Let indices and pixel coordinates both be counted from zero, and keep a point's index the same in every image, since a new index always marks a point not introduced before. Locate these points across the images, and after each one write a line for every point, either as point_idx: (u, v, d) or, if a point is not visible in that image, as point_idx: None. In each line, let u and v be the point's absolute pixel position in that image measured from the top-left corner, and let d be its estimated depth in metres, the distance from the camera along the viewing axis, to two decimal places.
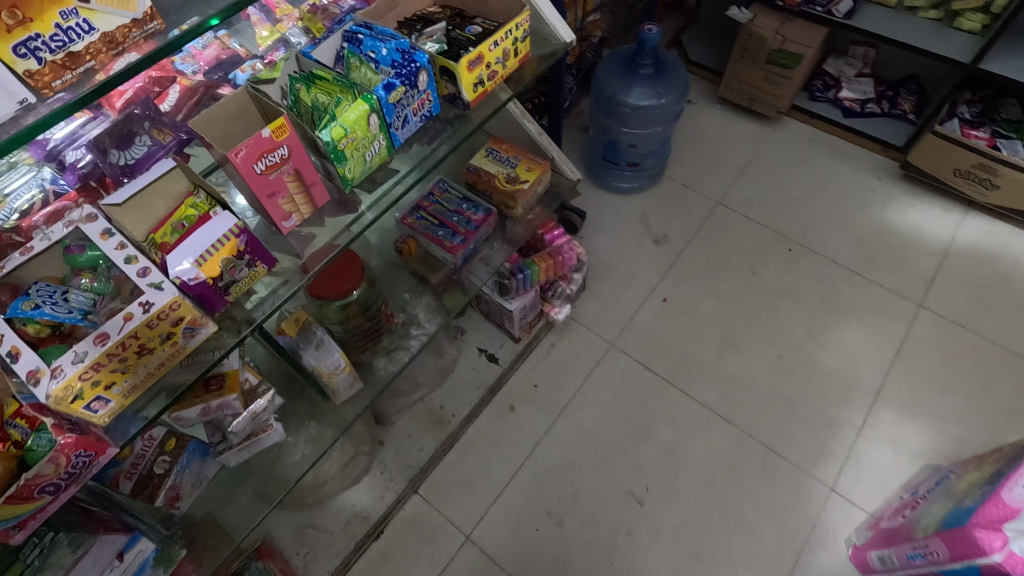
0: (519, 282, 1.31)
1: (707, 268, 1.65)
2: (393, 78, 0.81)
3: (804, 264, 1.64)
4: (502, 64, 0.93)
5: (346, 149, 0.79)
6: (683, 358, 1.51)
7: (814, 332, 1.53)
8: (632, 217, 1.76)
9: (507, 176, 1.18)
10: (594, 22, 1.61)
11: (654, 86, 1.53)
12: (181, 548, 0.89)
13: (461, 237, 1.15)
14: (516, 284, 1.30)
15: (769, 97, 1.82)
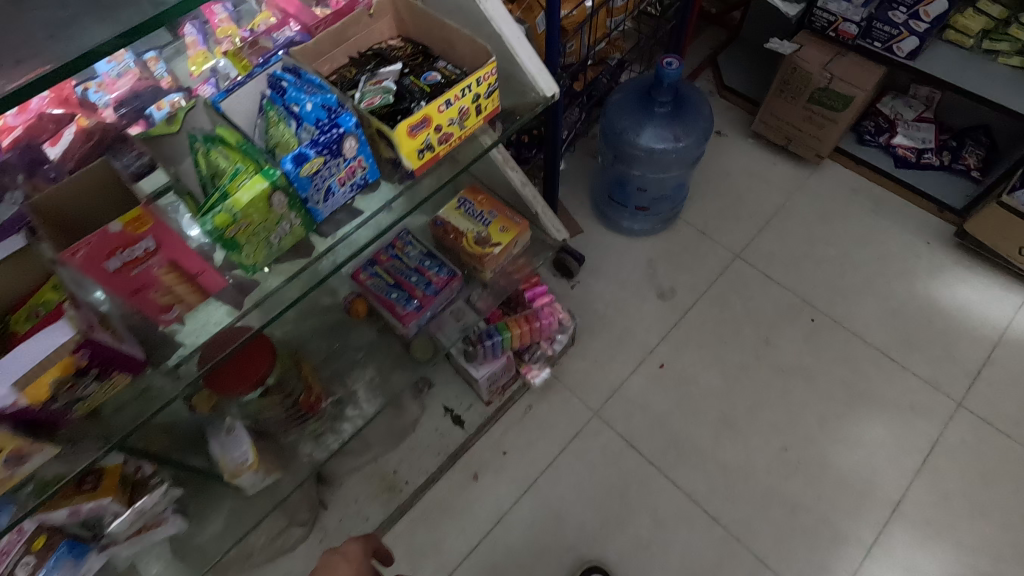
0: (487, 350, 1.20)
1: (715, 332, 1.46)
2: (306, 148, 0.65)
3: (826, 339, 1.44)
4: (459, 124, 0.76)
5: (237, 237, 0.64)
6: (673, 438, 1.34)
7: (828, 423, 1.34)
8: (636, 264, 1.57)
9: (476, 235, 1.04)
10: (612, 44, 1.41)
11: (671, 127, 1.33)
12: None
13: (417, 302, 1.01)
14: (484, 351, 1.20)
15: (809, 139, 1.60)
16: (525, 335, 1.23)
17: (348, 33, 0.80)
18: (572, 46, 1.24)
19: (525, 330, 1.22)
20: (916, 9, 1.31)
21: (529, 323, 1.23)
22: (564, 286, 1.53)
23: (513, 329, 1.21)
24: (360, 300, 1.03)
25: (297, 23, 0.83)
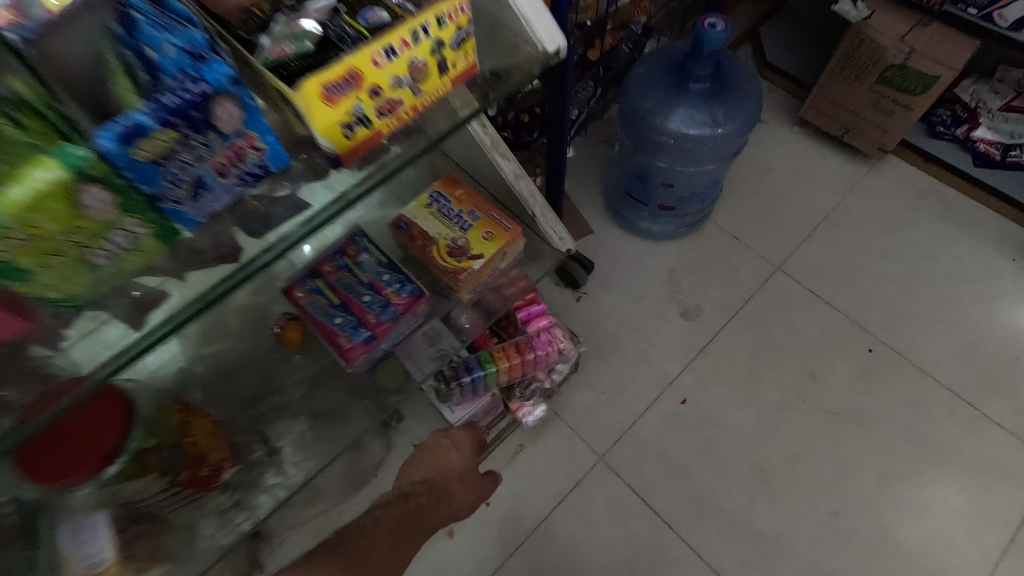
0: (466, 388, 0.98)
1: (750, 362, 1.20)
2: (141, 114, 0.40)
3: (887, 375, 1.18)
4: (411, 88, 0.51)
5: (18, 257, 0.42)
6: (696, 494, 1.09)
7: (889, 483, 1.08)
8: (656, 274, 1.31)
9: (450, 244, 0.77)
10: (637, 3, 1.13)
11: (708, 108, 1.06)
12: None
13: (367, 331, 0.76)
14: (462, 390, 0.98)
15: (872, 129, 1.32)
16: (514, 372, 1.01)
17: None
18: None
19: (515, 366, 1.00)
20: None
21: (520, 357, 1.01)
22: (568, 299, 1.27)
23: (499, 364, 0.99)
24: (294, 324, 0.80)
25: None
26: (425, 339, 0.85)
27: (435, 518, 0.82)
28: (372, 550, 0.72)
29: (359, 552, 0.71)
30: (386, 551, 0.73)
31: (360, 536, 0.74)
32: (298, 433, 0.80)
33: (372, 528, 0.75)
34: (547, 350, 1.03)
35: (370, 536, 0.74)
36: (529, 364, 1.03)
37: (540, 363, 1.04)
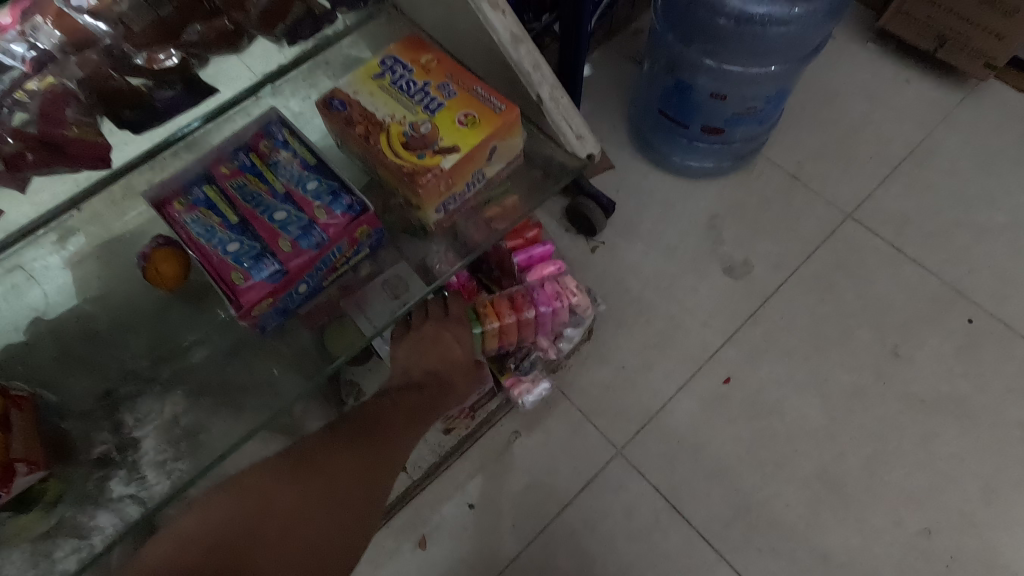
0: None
1: (814, 334, 0.93)
2: None
3: (993, 354, 0.91)
4: None
5: None
6: (743, 503, 0.83)
7: (1000, 495, 0.82)
8: (693, 219, 1.03)
9: (408, 131, 0.50)
10: None
11: None
12: None
13: (274, 264, 0.49)
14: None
15: (979, 37, 1.02)
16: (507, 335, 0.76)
17: None
18: None
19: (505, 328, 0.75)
20: None
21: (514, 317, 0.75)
22: (582, 249, 1.00)
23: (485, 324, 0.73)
24: (164, 253, 0.55)
25: None
26: (374, 284, 0.58)
27: (443, 409, 0.66)
28: (384, 438, 0.56)
29: (384, 428, 0.57)
30: (411, 434, 0.59)
31: (390, 405, 0.59)
32: (170, 419, 0.54)
33: (400, 404, 0.60)
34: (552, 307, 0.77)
35: (398, 411, 0.59)
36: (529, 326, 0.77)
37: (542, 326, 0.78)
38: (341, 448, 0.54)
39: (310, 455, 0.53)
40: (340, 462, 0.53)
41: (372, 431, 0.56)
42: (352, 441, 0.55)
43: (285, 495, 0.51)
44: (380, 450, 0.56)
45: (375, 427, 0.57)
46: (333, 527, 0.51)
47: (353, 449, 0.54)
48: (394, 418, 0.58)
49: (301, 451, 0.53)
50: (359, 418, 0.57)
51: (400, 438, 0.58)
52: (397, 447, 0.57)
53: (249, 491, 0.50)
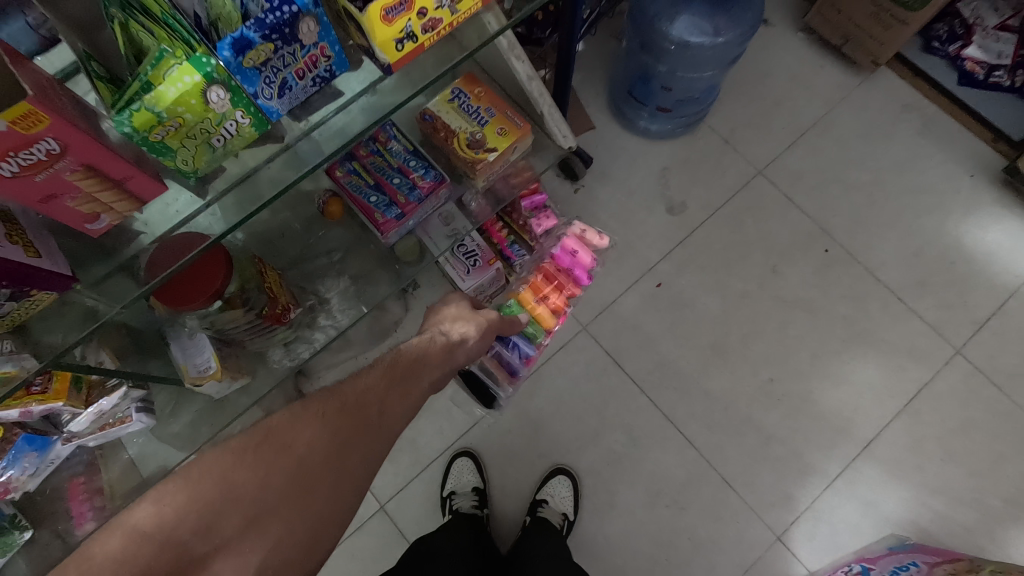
0: (515, 352, 1.13)
1: (721, 255, 1.38)
2: (248, 31, 0.51)
3: (838, 272, 1.36)
4: (450, 8, 0.61)
5: (167, 140, 0.53)
6: (660, 361, 1.31)
7: (821, 361, 1.31)
8: (649, 171, 1.43)
9: (469, 137, 0.90)
10: None
11: (712, 18, 1.15)
12: (22, 532, 0.85)
13: (398, 211, 0.91)
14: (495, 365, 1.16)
15: (870, 40, 1.38)
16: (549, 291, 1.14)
17: None
18: None
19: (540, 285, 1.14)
20: None
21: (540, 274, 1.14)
22: (567, 190, 1.41)
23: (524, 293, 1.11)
24: (335, 201, 0.93)
25: None
26: (444, 218, 1.02)
27: (421, 382, 0.75)
28: (365, 406, 0.68)
29: (358, 410, 0.67)
30: (382, 405, 0.69)
31: (357, 392, 0.69)
32: (343, 287, 1.01)
33: (372, 388, 0.70)
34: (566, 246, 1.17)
35: (363, 398, 0.69)
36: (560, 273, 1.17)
37: (574, 268, 1.17)
38: (309, 433, 0.63)
39: (285, 428, 0.63)
40: (310, 434, 0.63)
41: (338, 415, 0.66)
42: (323, 412, 0.65)
43: (250, 477, 0.59)
44: (346, 432, 0.65)
45: (345, 406, 0.67)
46: (288, 516, 0.59)
47: (321, 425, 0.64)
48: (360, 403, 0.68)
49: (272, 428, 0.63)
50: (326, 399, 0.67)
51: (367, 415, 0.67)
52: (371, 420, 0.67)
53: (211, 477, 0.59)
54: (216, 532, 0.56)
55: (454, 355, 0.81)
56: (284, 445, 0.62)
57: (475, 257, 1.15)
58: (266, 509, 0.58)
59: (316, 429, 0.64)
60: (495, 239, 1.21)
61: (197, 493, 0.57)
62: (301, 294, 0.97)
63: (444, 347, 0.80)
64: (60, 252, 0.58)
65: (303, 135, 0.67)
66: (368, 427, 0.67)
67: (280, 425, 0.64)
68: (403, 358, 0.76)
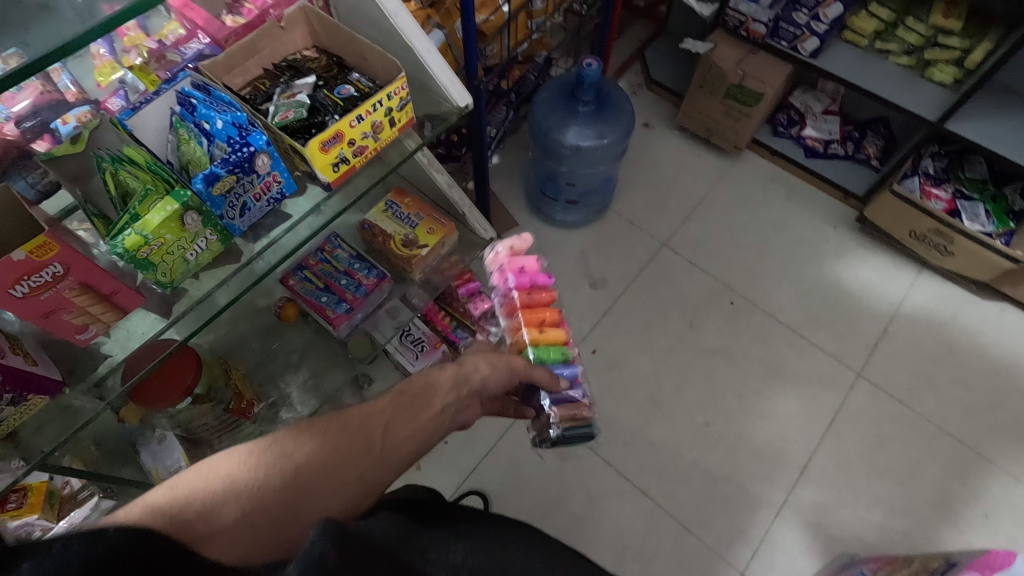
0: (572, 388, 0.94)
1: (643, 318, 1.55)
2: (217, 168, 0.66)
3: (744, 321, 1.55)
4: (373, 137, 0.79)
5: (151, 257, 0.66)
6: (606, 421, 1.42)
7: (746, 399, 1.45)
8: (570, 254, 1.63)
9: (404, 238, 1.06)
10: (538, 41, 1.42)
11: (593, 125, 1.40)
12: None
13: (347, 305, 1.04)
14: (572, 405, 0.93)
15: (728, 132, 1.70)
16: (539, 313, 0.97)
17: (260, 45, 0.82)
18: (496, 48, 1.23)
19: (533, 317, 0.97)
20: (816, 11, 1.42)
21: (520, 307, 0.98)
22: None
23: (529, 335, 0.95)
24: (291, 304, 1.05)
25: (205, 34, 0.81)
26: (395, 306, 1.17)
27: (435, 407, 0.70)
28: (372, 427, 0.62)
29: (367, 429, 0.62)
30: (391, 428, 0.64)
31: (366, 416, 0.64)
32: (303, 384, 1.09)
33: (378, 413, 0.65)
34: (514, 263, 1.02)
35: (369, 423, 0.63)
36: (533, 292, 1.00)
37: (535, 277, 1.01)
38: (314, 444, 0.58)
39: (293, 440, 0.57)
40: (312, 449, 0.57)
41: (344, 432, 0.60)
42: (327, 431, 0.59)
43: (243, 482, 0.52)
44: (349, 450, 0.59)
45: (346, 429, 0.61)
46: (284, 525, 0.52)
47: (326, 440, 0.58)
48: (366, 428, 0.62)
49: (278, 437, 0.57)
50: (335, 417, 0.61)
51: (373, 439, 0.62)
52: (374, 445, 0.61)
53: (214, 472, 0.52)
54: (213, 519, 0.49)
55: (472, 384, 0.76)
56: (287, 455, 0.56)
57: (422, 343, 1.26)
58: (266, 513, 0.52)
59: (316, 446, 0.58)
60: (439, 326, 1.31)
61: (197, 482, 0.51)
62: (261, 393, 1.06)
63: (460, 375, 0.76)
64: (50, 363, 0.68)
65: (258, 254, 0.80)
66: (374, 445, 0.61)
67: (285, 437, 0.57)
68: (419, 386, 0.71)
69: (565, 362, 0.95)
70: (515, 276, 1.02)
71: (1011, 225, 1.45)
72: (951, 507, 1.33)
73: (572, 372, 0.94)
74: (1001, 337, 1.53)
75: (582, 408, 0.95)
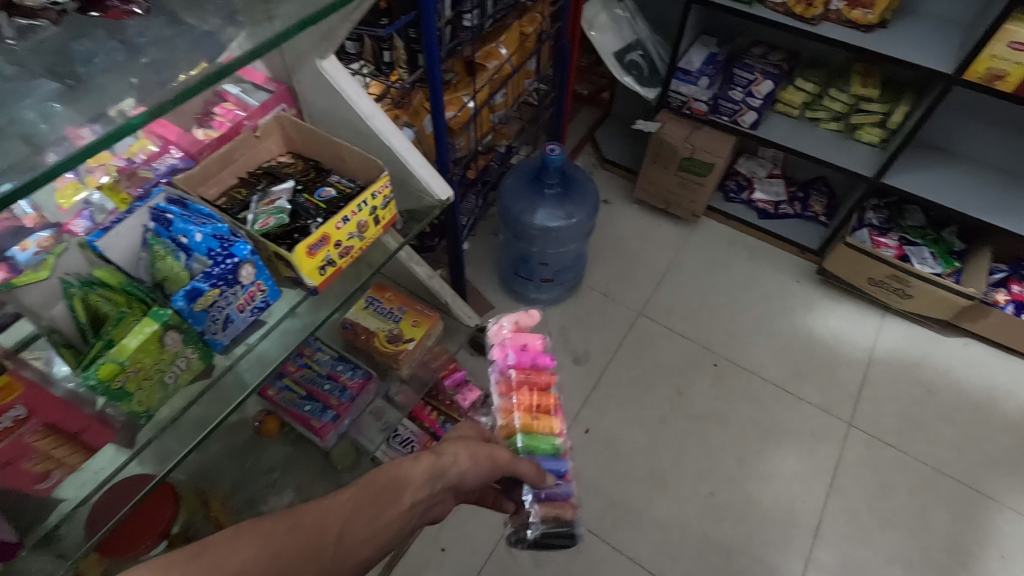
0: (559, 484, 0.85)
1: (631, 390, 1.53)
2: (199, 282, 0.63)
3: (730, 382, 1.55)
4: (359, 237, 0.77)
5: (125, 386, 0.60)
6: (610, 503, 1.35)
7: (746, 462, 1.42)
8: (550, 332, 1.62)
9: (388, 334, 1.04)
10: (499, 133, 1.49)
11: (561, 206, 1.44)
12: None
13: (333, 412, 0.99)
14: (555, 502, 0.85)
15: (684, 201, 1.78)
16: (536, 397, 0.89)
17: (235, 156, 0.81)
18: (462, 142, 1.25)
19: (529, 400, 0.88)
20: (750, 88, 1.53)
21: (518, 387, 0.90)
22: None
23: (521, 421, 0.85)
24: (270, 417, 1.03)
25: (177, 149, 0.80)
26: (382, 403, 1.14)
27: (402, 506, 0.55)
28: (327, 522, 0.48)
29: (318, 527, 0.47)
30: (355, 525, 0.50)
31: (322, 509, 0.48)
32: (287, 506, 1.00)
33: (335, 506, 0.49)
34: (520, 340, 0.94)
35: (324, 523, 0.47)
36: (533, 373, 0.92)
37: (537, 357, 0.93)
38: (243, 552, 0.42)
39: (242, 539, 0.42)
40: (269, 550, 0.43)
41: (290, 535, 0.45)
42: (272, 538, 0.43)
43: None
44: (298, 553, 0.45)
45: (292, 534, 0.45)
46: None
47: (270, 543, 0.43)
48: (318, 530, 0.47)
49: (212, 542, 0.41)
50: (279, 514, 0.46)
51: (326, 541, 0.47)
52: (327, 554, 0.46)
53: None
54: None
55: (449, 479, 0.63)
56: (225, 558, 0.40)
57: (412, 444, 1.11)
58: None
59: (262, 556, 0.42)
60: (426, 423, 1.15)
61: None
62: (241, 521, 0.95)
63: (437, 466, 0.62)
64: (7, 523, 0.60)
65: (229, 366, 0.74)
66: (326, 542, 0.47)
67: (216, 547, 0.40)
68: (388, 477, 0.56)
69: (555, 456, 0.85)
70: (516, 353, 0.94)
71: (957, 264, 1.57)
72: (967, 551, 1.31)
73: (560, 468, 0.85)
74: (971, 371, 1.58)
75: (566, 506, 0.86)
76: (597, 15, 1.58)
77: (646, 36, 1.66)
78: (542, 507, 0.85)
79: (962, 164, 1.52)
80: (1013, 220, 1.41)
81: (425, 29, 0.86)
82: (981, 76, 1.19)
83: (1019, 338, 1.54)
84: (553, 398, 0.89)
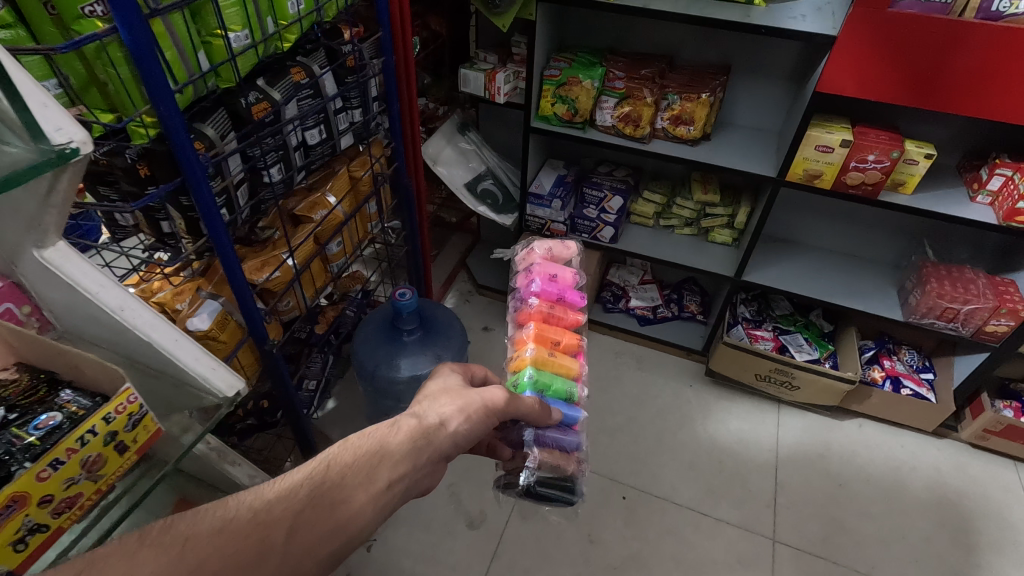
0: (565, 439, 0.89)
1: (538, 549, 1.32)
2: None
3: (643, 516, 1.39)
4: (89, 478, 0.57)
5: None
6: None
7: None
8: (438, 494, 1.41)
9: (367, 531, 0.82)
10: (354, 275, 1.40)
11: (425, 352, 1.28)
12: None
13: None
14: (555, 451, 0.87)
15: None
16: (559, 334, 1.02)
17: None
18: (291, 301, 1.07)
19: (547, 335, 1.01)
20: (602, 205, 1.55)
21: (536, 317, 1.06)
22: (359, 551, 1.31)
23: (536, 348, 0.98)
24: None
25: None
26: None
27: (372, 485, 0.58)
28: (284, 503, 0.51)
29: (278, 503, 0.51)
30: (313, 498, 0.53)
31: (265, 503, 0.50)
32: None
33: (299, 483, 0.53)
34: (555, 269, 1.16)
35: (268, 521, 0.50)
36: (557, 307, 1.09)
37: (562, 294, 1.11)
38: (206, 522, 0.47)
39: (167, 538, 0.45)
40: (234, 550, 0.47)
41: (253, 505, 0.50)
42: (212, 529, 0.47)
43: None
44: (252, 525, 0.49)
45: (245, 520, 0.49)
46: None
47: (226, 548, 0.47)
48: (280, 509, 0.51)
49: (102, 557, 0.42)
50: (246, 496, 0.50)
51: (270, 540, 0.49)
52: (285, 536, 0.50)
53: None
54: None
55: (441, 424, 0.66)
56: (177, 555, 0.44)
57: None
58: None
59: (210, 562, 0.45)
60: None
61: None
62: None
63: (423, 431, 0.65)
64: None
65: None
66: (285, 511, 0.51)
67: (111, 562, 0.42)
68: (362, 453, 0.59)
69: (568, 398, 0.93)
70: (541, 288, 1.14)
71: (830, 346, 1.59)
72: None
73: (572, 415, 0.91)
74: (874, 453, 1.54)
75: (569, 460, 0.89)
76: (441, 150, 1.55)
77: (495, 164, 1.65)
78: (542, 453, 0.88)
79: (809, 252, 1.60)
80: (865, 301, 1.45)
81: (196, 194, 0.73)
82: (802, 177, 1.25)
83: (907, 414, 1.53)
84: (563, 335, 1.02)
